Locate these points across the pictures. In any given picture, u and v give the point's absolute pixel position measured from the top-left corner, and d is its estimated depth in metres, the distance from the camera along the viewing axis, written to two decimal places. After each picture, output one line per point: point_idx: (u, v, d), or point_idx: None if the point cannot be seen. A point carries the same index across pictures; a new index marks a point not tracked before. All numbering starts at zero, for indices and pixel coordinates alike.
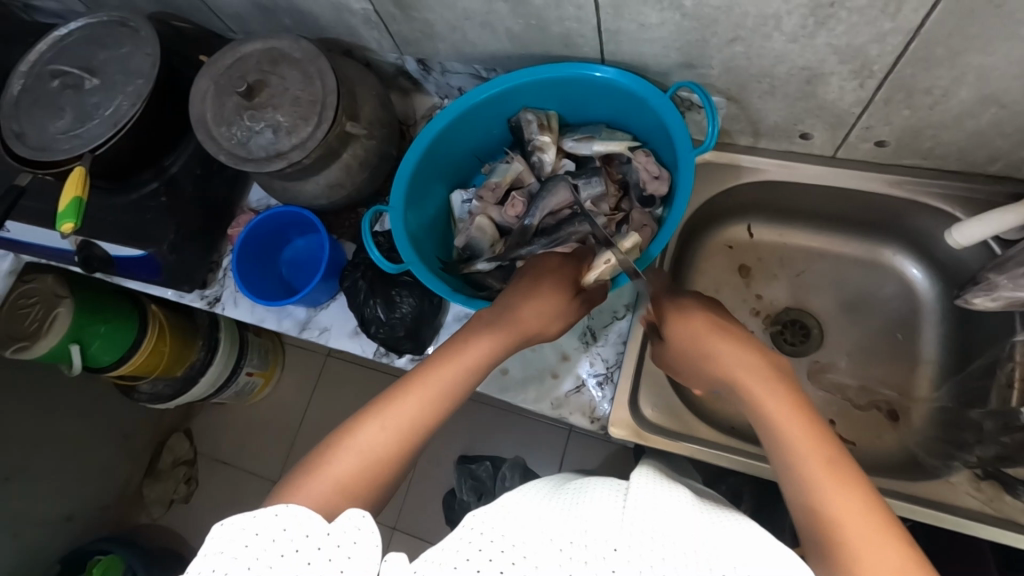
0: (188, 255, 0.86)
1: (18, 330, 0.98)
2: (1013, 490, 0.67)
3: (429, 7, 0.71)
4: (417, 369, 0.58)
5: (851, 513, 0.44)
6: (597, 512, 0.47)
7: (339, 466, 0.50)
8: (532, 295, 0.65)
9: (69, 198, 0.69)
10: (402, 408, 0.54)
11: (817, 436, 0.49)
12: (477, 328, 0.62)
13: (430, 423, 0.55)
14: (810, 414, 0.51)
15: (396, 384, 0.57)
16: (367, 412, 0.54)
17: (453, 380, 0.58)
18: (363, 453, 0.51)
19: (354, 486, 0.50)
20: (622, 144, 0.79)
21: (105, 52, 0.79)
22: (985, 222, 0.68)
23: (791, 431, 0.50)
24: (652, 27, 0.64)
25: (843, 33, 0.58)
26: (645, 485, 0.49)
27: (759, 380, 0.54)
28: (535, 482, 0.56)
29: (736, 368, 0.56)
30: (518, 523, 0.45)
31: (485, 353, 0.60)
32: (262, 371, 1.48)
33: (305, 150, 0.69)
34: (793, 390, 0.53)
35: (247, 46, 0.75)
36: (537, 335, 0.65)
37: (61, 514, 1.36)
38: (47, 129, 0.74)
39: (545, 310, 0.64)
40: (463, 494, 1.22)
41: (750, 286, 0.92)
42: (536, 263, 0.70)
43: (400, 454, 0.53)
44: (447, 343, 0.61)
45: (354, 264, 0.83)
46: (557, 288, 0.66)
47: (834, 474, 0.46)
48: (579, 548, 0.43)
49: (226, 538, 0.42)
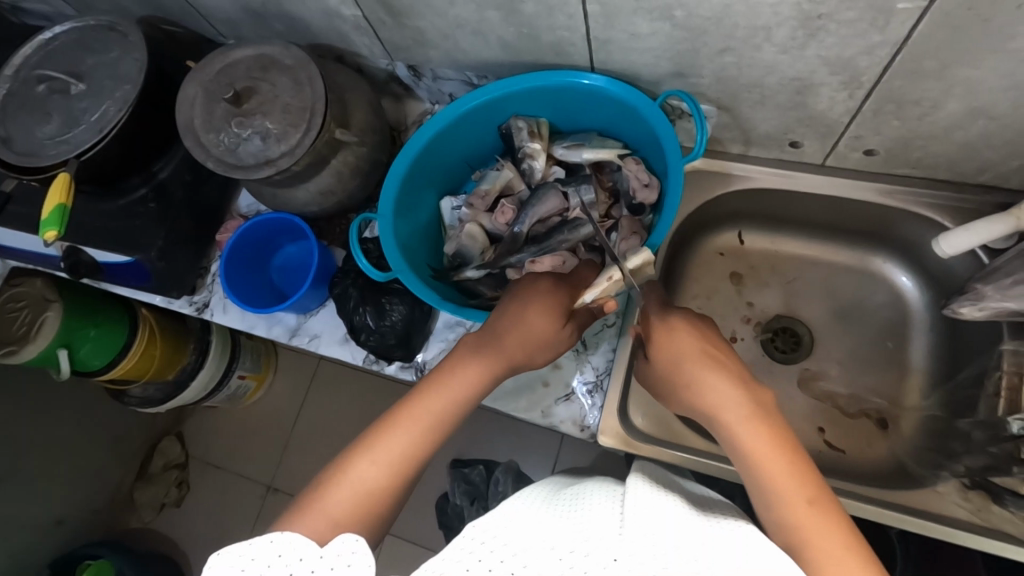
0: (177, 260, 0.85)
1: (7, 334, 0.97)
2: (998, 499, 0.67)
3: (419, 14, 0.71)
4: (407, 399, 0.58)
5: (830, 548, 0.45)
6: (596, 521, 0.47)
7: (332, 501, 0.51)
8: (520, 321, 0.64)
9: (52, 205, 0.69)
10: (392, 441, 0.55)
11: (795, 468, 0.50)
12: (465, 354, 0.62)
13: (420, 455, 0.55)
14: (787, 444, 0.52)
15: (388, 414, 0.57)
16: (358, 445, 0.54)
17: (444, 406, 0.58)
18: (354, 488, 0.52)
19: (347, 521, 0.50)
20: (612, 151, 0.78)
21: (93, 57, 0.78)
22: (973, 231, 0.68)
23: (765, 461, 0.51)
24: (643, 37, 0.64)
25: (832, 44, 0.58)
26: (637, 494, 0.49)
27: (738, 409, 0.54)
28: (531, 488, 0.57)
29: (715, 398, 0.56)
30: (520, 532, 0.46)
31: (474, 378, 0.60)
32: (255, 374, 1.47)
33: (293, 156, 0.69)
34: (771, 419, 0.53)
35: (236, 51, 0.75)
36: (526, 361, 0.65)
37: (50, 518, 1.35)
38: (33, 134, 0.74)
39: (532, 337, 0.64)
40: (456, 497, 1.21)
41: (742, 293, 0.92)
42: (526, 284, 0.68)
43: (392, 486, 0.53)
44: (436, 370, 0.61)
45: (344, 271, 0.83)
46: (546, 312, 0.65)
47: (812, 509, 0.48)
48: (580, 556, 0.43)
49: (225, 565, 0.42)
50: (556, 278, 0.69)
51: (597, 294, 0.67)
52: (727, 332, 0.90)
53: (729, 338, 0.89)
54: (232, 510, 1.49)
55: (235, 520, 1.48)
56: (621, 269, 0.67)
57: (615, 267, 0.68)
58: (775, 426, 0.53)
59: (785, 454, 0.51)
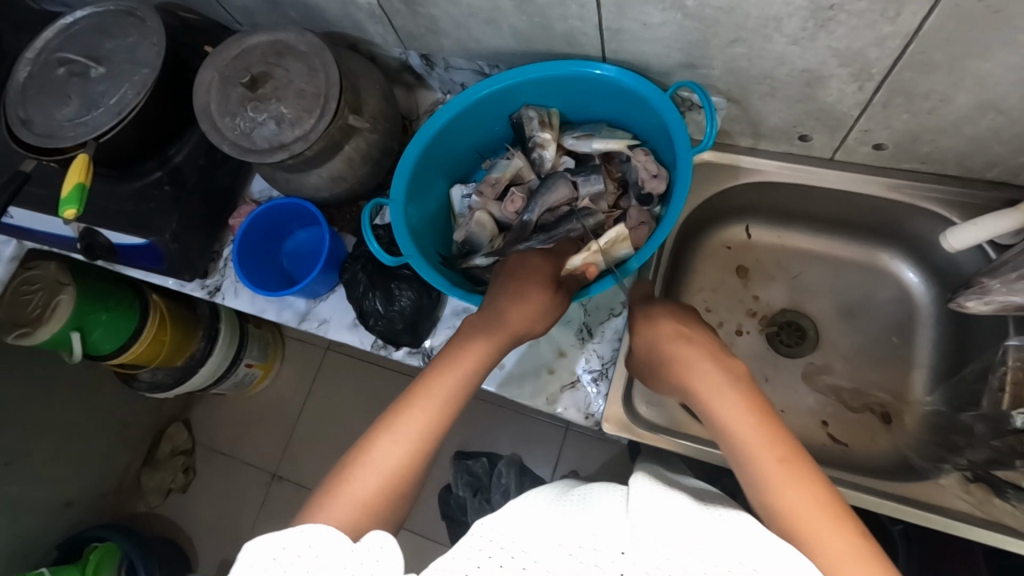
0: (190, 243, 0.87)
1: (21, 316, 1.01)
2: (1000, 493, 0.67)
3: (433, 2, 0.72)
4: (417, 382, 0.59)
5: (809, 511, 0.46)
6: (602, 517, 0.48)
7: (359, 485, 0.52)
8: (515, 301, 0.65)
9: (71, 183, 0.70)
10: (410, 421, 0.55)
11: (777, 443, 0.50)
12: (468, 334, 0.63)
13: (439, 432, 0.56)
14: (766, 419, 0.52)
15: (403, 396, 0.58)
16: (377, 429, 0.55)
17: (456, 384, 0.59)
18: (377, 470, 0.52)
19: (375, 502, 0.51)
20: (622, 142, 0.79)
21: (111, 41, 0.79)
22: (981, 226, 0.68)
23: (750, 440, 0.51)
24: (655, 27, 0.65)
25: (843, 35, 0.58)
26: (646, 495, 0.49)
27: (710, 384, 0.55)
28: (542, 488, 0.57)
29: (697, 380, 0.56)
30: (531, 529, 0.46)
31: (481, 357, 0.61)
32: (261, 362, 1.48)
33: (307, 141, 0.70)
34: (750, 395, 0.54)
35: (252, 37, 0.76)
36: (527, 333, 0.65)
37: (58, 499, 1.36)
38: (53, 116, 0.75)
39: (531, 309, 0.65)
40: (459, 489, 1.22)
41: (748, 286, 0.92)
42: (519, 260, 0.70)
43: (415, 464, 0.54)
44: (442, 351, 0.62)
45: (354, 256, 0.84)
46: (539, 285, 0.67)
47: (796, 481, 0.48)
48: (589, 551, 0.44)
49: (256, 553, 0.43)
50: (545, 252, 0.72)
51: (581, 261, 0.73)
52: (733, 325, 0.90)
53: (735, 331, 0.90)
54: (238, 497, 1.51)
55: (240, 506, 1.50)
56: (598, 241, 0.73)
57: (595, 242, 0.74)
58: (749, 396, 0.54)
59: (746, 406, 0.53)
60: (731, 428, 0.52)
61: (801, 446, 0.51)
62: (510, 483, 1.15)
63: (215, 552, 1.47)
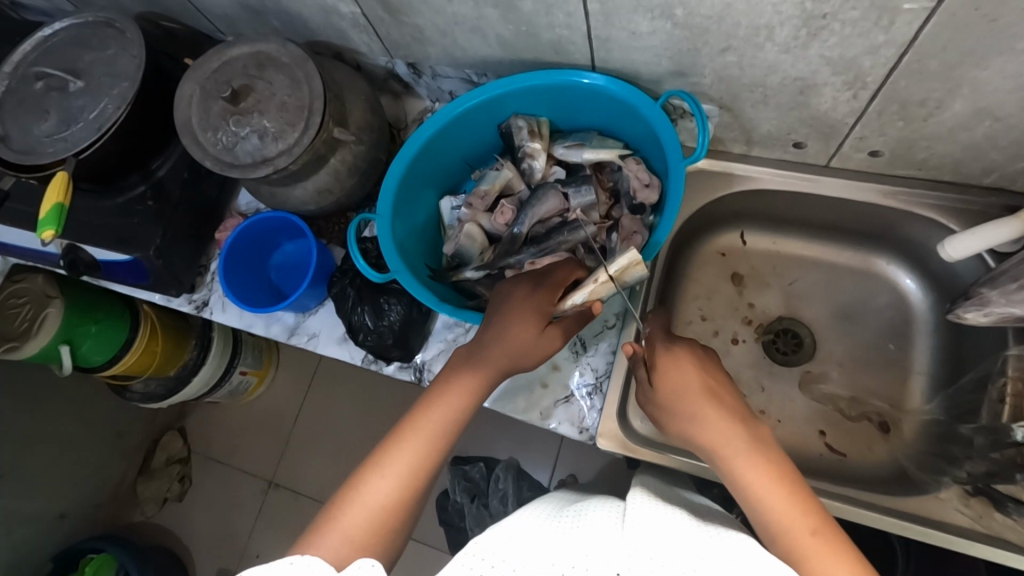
0: (175, 257, 0.85)
1: (9, 331, 0.97)
2: (1002, 507, 0.66)
3: (417, 11, 0.70)
4: (410, 414, 0.58)
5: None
6: (596, 533, 0.47)
7: (348, 523, 0.51)
8: (504, 333, 0.63)
9: (49, 203, 0.68)
10: (401, 456, 0.55)
11: (800, 511, 0.50)
12: (458, 367, 0.62)
13: (428, 465, 0.55)
14: (806, 500, 0.50)
15: (394, 430, 0.57)
16: (369, 464, 0.55)
17: (447, 418, 0.58)
18: (368, 506, 0.52)
19: (366, 539, 0.50)
20: (613, 151, 0.78)
21: (90, 54, 0.77)
22: (979, 235, 0.67)
23: (785, 517, 0.49)
24: (644, 36, 0.63)
25: (835, 44, 0.57)
26: (640, 511, 0.49)
27: (741, 446, 0.54)
28: (536, 503, 0.58)
29: (720, 438, 0.55)
30: (521, 549, 0.45)
31: (467, 389, 0.60)
32: (256, 371, 1.47)
33: (291, 156, 0.68)
34: (775, 459, 0.53)
35: (234, 49, 0.74)
36: (513, 369, 0.63)
37: (52, 512, 1.35)
38: (32, 131, 0.74)
39: (515, 348, 0.62)
40: (456, 495, 1.20)
41: (743, 294, 0.91)
42: (505, 295, 0.66)
43: (406, 498, 0.53)
44: (433, 384, 0.61)
45: (342, 270, 0.82)
46: (524, 320, 0.63)
47: (824, 552, 0.47)
48: (581, 570, 0.43)
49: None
50: (535, 282, 0.67)
51: (585, 297, 0.67)
52: (728, 333, 0.89)
53: (730, 339, 0.89)
54: (234, 505, 1.50)
55: (236, 514, 1.49)
56: (607, 270, 0.66)
57: (602, 270, 0.67)
58: (777, 466, 0.53)
59: (770, 472, 0.52)
60: (761, 496, 0.51)
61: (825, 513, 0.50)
62: (508, 489, 1.14)
63: (212, 561, 1.46)
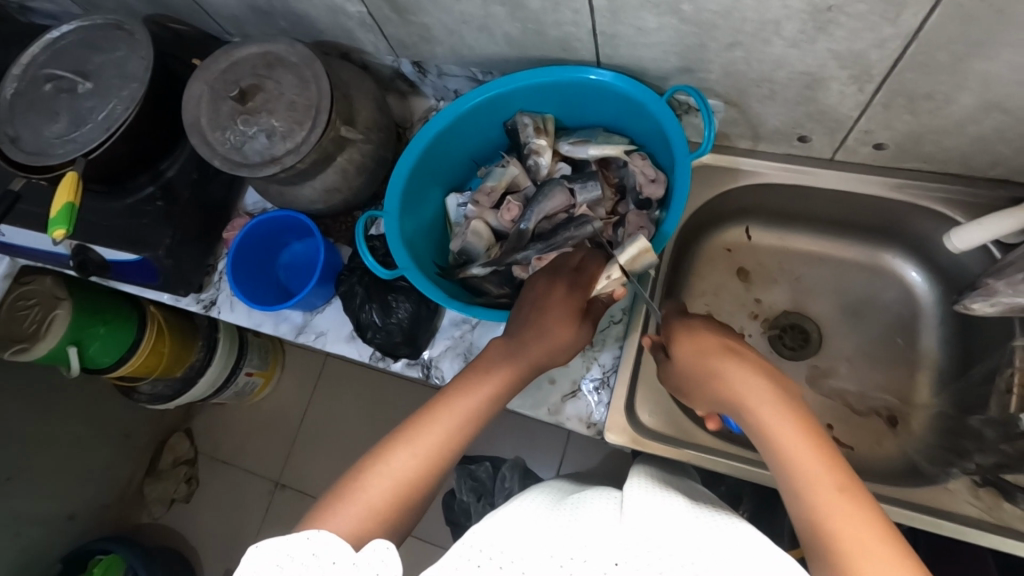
0: (184, 258, 0.86)
1: (18, 331, 0.97)
2: (1011, 497, 0.66)
3: (425, 11, 0.71)
4: (442, 396, 0.59)
5: (860, 533, 0.43)
6: (596, 522, 0.48)
7: (371, 492, 0.51)
8: (543, 329, 0.64)
9: (60, 202, 0.69)
10: (429, 435, 0.55)
11: (823, 457, 0.48)
12: (495, 359, 0.63)
13: (455, 448, 0.56)
14: (829, 452, 0.49)
15: (424, 409, 0.58)
16: (397, 438, 0.55)
17: (479, 404, 0.59)
18: (393, 479, 0.52)
19: (387, 511, 0.51)
20: (619, 147, 0.78)
21: (99, 56, 0.78)
22: (987, 227, 0.67)
23: (801, 457, 0.48)
24: (650, 32, 0.64)
25: (842, 38, 0.57)
26: (644, 500, 0.50)
27: (762, 398, 0.53)
28: (531, 494, 0.58)
29: (743, 390, 0.55)
30: (517, 539, 0.45)
31: (502, 382, 0.61)
32: (262, 372, 1.47)
33: (299, 154, 0.69)
34: (796, 409, 0.52)
35: (242, 49, 0.75)
36: (548, 363, 0.65)
37: (60, 513, 1.35)
38: (42, 133, 0.74)
39: (553, 346, 0.64)
40: (462, 494, 1.19)
41: (750, 289, 0.91)
42: (541, 292, 0.67)
43: (429, 477, 0.53)
44: (467, 370, 0.62)
45: (350, 269, 0.83)
46: (564, 320, 0.65)
47: (843, 498, 0.45)
48: (579, 562, 0.43)
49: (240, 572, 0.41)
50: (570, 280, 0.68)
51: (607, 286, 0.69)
52: (735, 329, 0.89)
53: (737, 335, 0.89)
54: (241, 506, 1.50)
55: (243, 515, 1.49)
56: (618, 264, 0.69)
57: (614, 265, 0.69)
58: (801, 416, 0.52)
59: (793, 422, 0.51)
60: (783, 446, 0.50)
61: (848, 465, 0.48)
62: (514, 488, 1.14)
63: (220, 561, 1.47)
